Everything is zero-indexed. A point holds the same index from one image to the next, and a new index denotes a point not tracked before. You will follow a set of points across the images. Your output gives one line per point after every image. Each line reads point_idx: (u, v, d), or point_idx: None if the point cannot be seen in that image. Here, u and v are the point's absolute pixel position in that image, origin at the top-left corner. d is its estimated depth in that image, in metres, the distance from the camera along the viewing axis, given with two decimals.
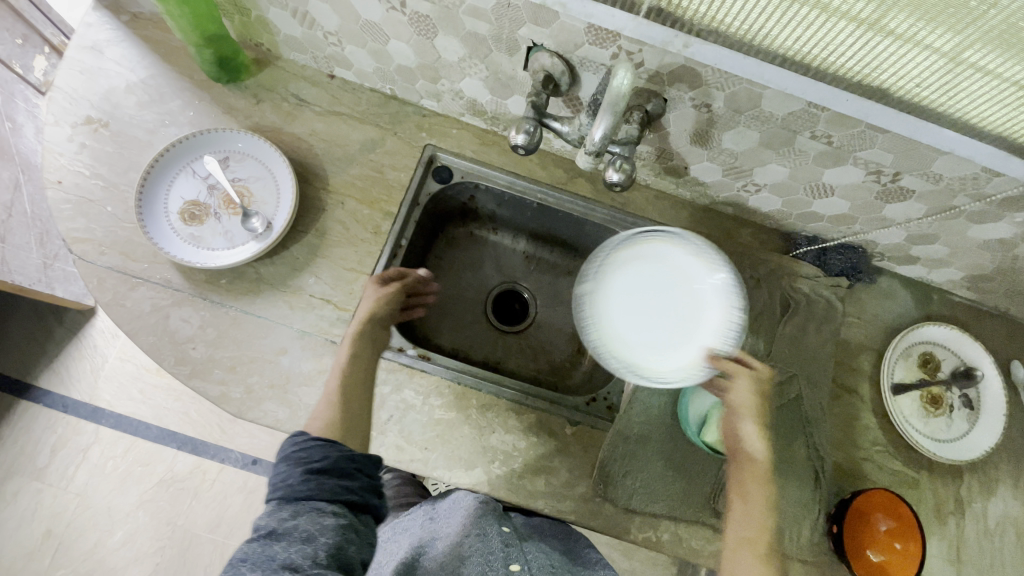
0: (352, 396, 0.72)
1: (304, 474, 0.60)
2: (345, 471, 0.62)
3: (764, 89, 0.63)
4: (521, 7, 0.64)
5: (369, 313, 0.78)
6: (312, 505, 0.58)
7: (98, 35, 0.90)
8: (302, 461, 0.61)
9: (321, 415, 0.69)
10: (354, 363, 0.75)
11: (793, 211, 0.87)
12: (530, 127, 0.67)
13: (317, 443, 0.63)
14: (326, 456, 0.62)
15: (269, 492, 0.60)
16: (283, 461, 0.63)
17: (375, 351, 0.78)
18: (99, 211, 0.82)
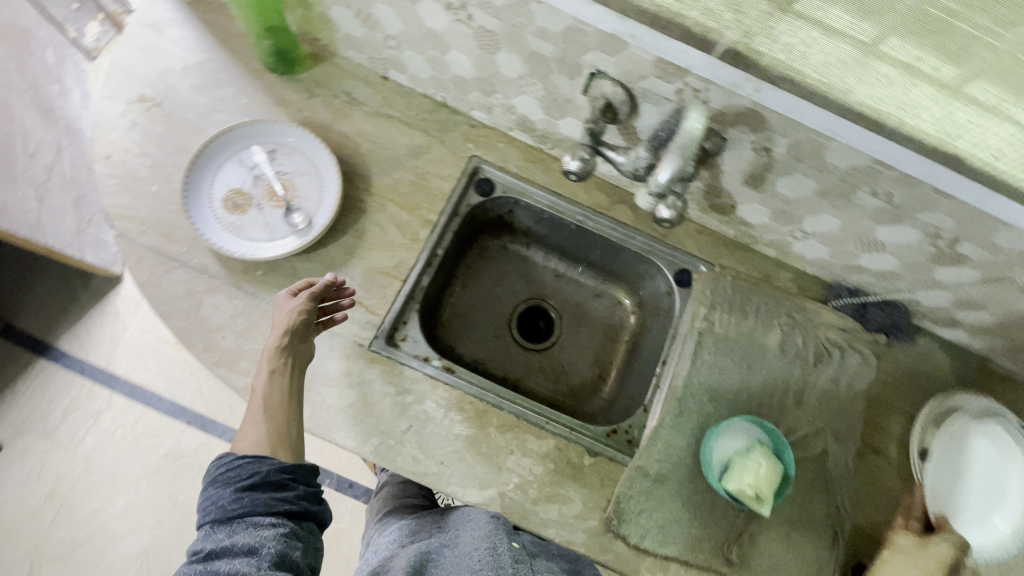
0: (273, 414, 0.70)
1: (234, 492, 0.64)
2: (278, 483, 0.67)
3: (830, 141, 0.62)
4: (590, 34, 0.63)
5: (285, 324, 0.73)
6: (248, 521, 0.64)
7: (161, 14, 0.90)
8: (231, 481, 0.65)
9: (245, 435, 0.69)
10: (273, 378, 0.72)
11: (837, 261, 0.85)
12: (585, 155, 0.68)
13: (245, 461, 0.66)
14: (256, 472, 0.66)
15: (201, 515, 0.64)
16: (212, 484, 0.66)
17: (295, 361, 0.73)
18: (144, 189, 0.82)
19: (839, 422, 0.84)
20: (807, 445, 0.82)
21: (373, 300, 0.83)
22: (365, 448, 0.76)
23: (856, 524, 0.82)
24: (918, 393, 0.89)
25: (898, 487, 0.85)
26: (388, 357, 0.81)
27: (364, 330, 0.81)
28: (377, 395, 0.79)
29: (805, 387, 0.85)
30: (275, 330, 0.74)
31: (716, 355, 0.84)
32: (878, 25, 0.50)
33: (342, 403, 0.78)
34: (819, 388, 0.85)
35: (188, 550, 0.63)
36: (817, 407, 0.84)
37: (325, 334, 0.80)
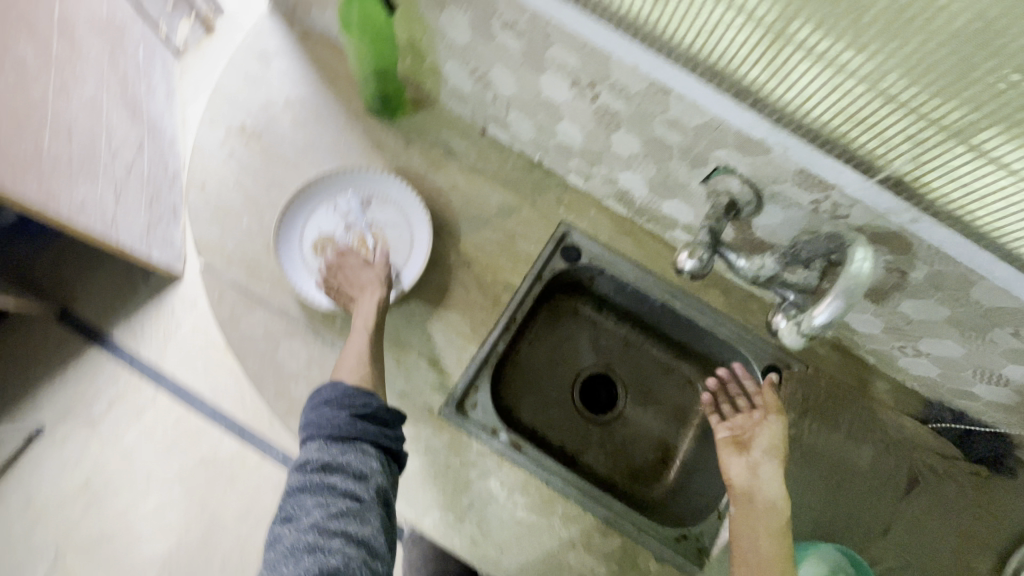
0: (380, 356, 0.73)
1: (349, 416, 0.64)
2: (385, 420, 0.67)
3: (983, 280, 0.56)
4: (729, 133, 0.59)
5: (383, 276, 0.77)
6: (360, 446, 0.63)
7: (268, 44, 0.90)
8: (346, 405, 0.65)
9: (354, 369, 0.69)
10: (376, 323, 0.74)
11: (947, 383, 0.79)
12: (704, 256, 0.62)
13: (360, 390, 0.67)
14: (368, 404, 0.66)
15: (313, 429, 0.64)
16: (326, 403, 0.66)
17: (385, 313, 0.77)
18: (234, 222, 0.82)
19: (927, 558, 0.78)
20: None
21: (447, 362, 0.80)
22: (423, 521, 0.74)
23: None
24: None
25: None
26: (457, 425, 0.78)
27: (435, 394, 0.79)
28: (442, 466, 0.76)
29: (895, 514, 0.79)
30: (369, 283, 0.76)
31: (802, 468, 0.80)
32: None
33: (406, 468, 0.76)
34: (909, 518, 0.79)
35: (300, 456, 0.63)
36: (906, 540, 0.79)
37: (396, 394, 0.78)
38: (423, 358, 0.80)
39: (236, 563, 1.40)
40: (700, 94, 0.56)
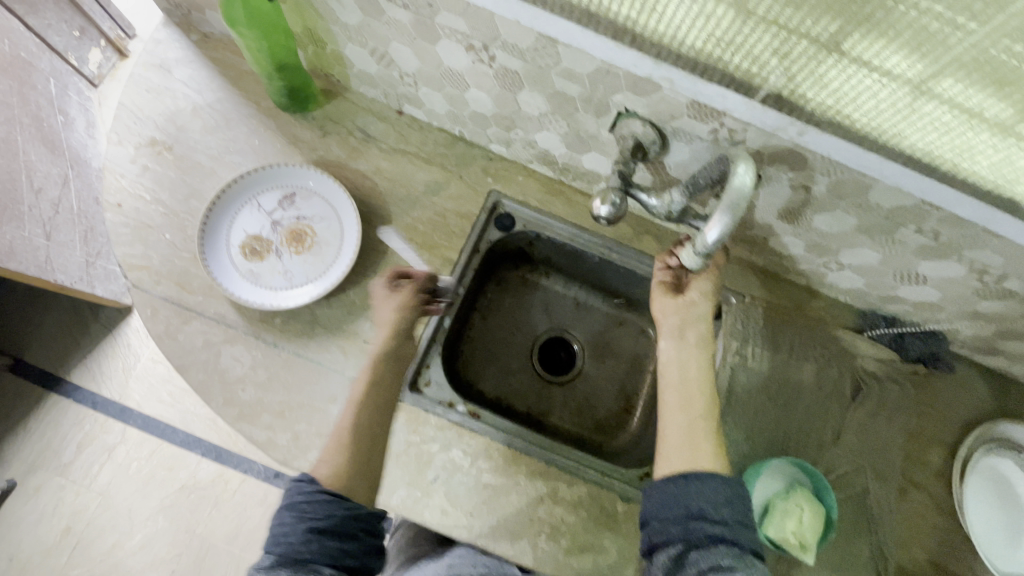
0: (365, 438, 0.69)
1: (307, 532, 0.60)
2: (346, 535, 0.61)
3: (875, 182, 0.59)
4: (620, 76, 0.60)
5: (391, 325, 0.77)
6: (312, 566, 0.58)
7: (168, 53, 0.88)
8: (307, 517, 0.61)
9: (324, 461, 0.67)
10: (371, 395, 0.73)
11: (873, 291, 0.83)
12: (616, 200, 0.64)
13: (324, 497, 0.62)
14: (331, 515, 0.61)
15: (271, 542, 0.60)
16: (287, 510, 0.62)
17: (393, 372, 0.76)
18: (157, 238, 0.80)
19: (878, 457, 0.82)
20: (847, 485, 0.80)
21: None
22: (391, 501, 0.74)
23: (900, 564, 0.80)
24: (960, 426, 0.86)
25: (941, 523, 0.82)
26: (412, 403, 0.79)
27: None
28: (403, 446, 0.76)
29: (843, 422, 0.83)
30: (380, 332, 0.77)
31: (750, 392, 0.83)
32: (930, 63, 0.46)
33: None
34: (856, 423, 0.83)
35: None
36: (858, 444, 0.82)
37: (347, 382, 0.77)
38: (369, 345, 0.79)
39: None
40: (583, 40, 0.57)
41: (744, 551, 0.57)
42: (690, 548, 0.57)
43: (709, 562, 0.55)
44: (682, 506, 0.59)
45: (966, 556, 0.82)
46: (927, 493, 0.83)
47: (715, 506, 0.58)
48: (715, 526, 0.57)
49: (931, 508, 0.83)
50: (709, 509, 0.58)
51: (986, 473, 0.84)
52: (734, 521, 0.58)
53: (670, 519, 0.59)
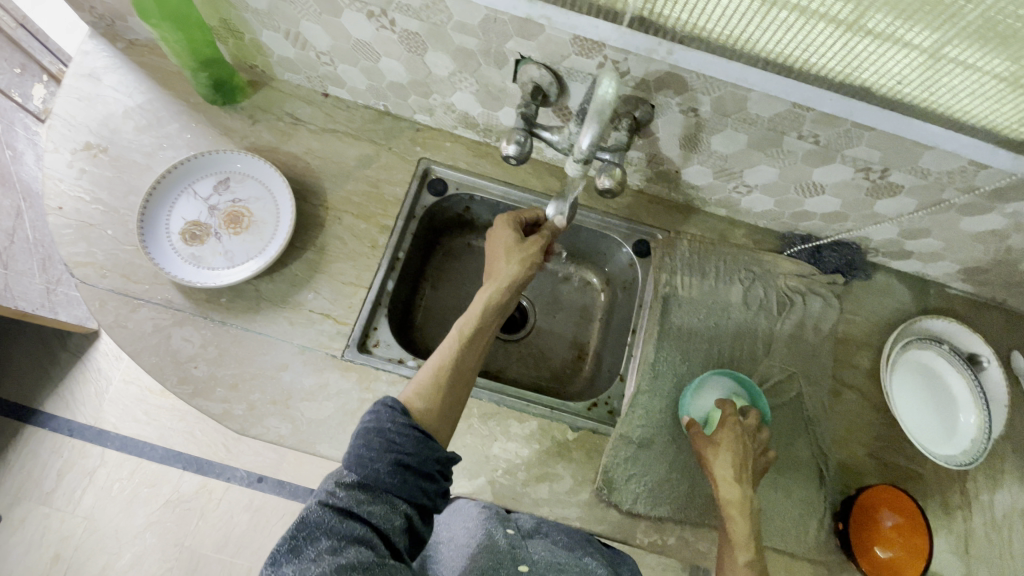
0: (454, 383, 0.69)
1: (393, 464, 0.57)
2: (428, 472, 0.60)
3: (748, 92, 0.64)
4: (507, 22, 0.65)
5: (510, 280, 0.77)
6: (386, 498, 0.56)
7: (95, 62, 0.91)
8: (394, 448, 0.58)
9: (422, 396, 0.66)
10: (466, 347, 0.72)
11: (785, 210, 0.88)
12: (521, 138, 0.68)
13: (413, 433, 0.60)
14: (415, 450, 0.59)
15: (352, 463, 0.57)
16: (380, 432, 0.59)
17: (496, 325, 0.76)
18: (100, 235, 0.83)
19: (810, 364, 0.86)
20: (782, 392, 0.85)
21: (339, 311, 0.84)
22: None
23: (839, 461, 0.84)
24: (885, 327, 0.92)
25: (877, 419, 0.87)
26: (362, 363, 0.81)
27: (335, 341, 0.82)
28: (356, 403, 0.79)
29: (773, 336, 0.88)
30: (493, 282, 0.77)
31: (683, 317, 0.87)
32: None
33: (322, 414, 0.78)
34: (786, 335, 0.87)
35: (317, 493, 0.56)
36: (789, 354, 0.87)
37: (297, 350, 0.81)
38: (315, 313, 0.83)
39: None
40: None
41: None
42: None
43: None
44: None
45: (906, 448, 0.86)
46: (860, 393, 0.89)
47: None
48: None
49: (865, 406, 0.88)
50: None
51: (922, 368, 0.89)
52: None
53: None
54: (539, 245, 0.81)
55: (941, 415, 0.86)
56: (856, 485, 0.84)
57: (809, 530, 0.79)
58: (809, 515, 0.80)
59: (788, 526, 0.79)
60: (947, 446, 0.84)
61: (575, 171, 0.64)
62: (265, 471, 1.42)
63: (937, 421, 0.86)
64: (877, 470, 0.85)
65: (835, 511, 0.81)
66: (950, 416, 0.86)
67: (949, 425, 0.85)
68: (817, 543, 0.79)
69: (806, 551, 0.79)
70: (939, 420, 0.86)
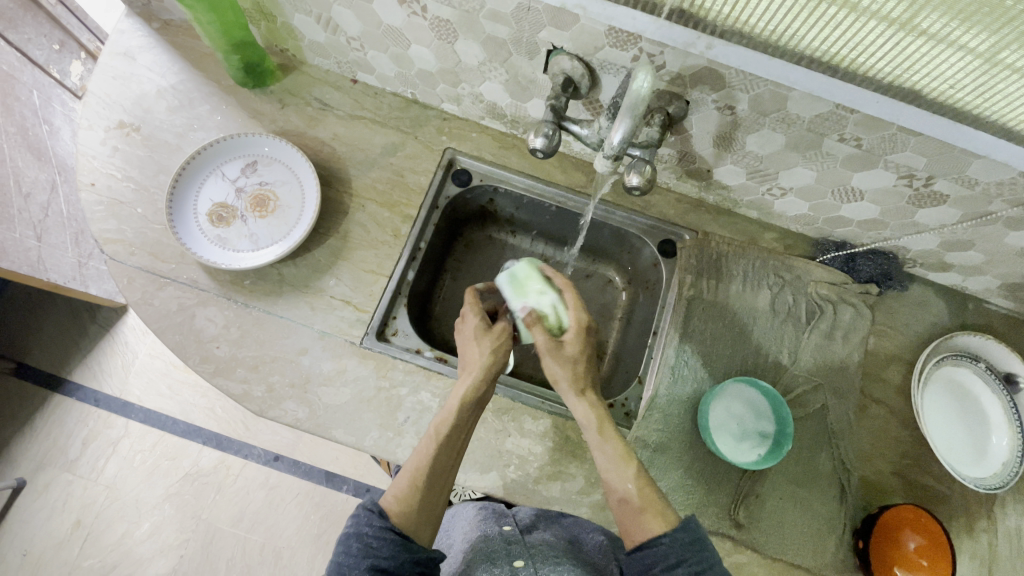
0: (432, 484, 0.66)
1: (370, 571, 0.56)
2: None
3: (789, 91, 0.62)
4: (541, 11, 0.64)
5: (484, 366, 0.74)
6: None
7: (131, 41, 0.92)
8: (370, 554, 0.58)
9: (401, 500, 0.64)
10: (444, 445, 0.69)
11: (820, 215, 0.85)
12: (548, 131, 0.67)
13: (391, 537, 0.59)
14: (392, 556, 0.58)
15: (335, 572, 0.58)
16: (359, 537, 0.60)
17: (475, 417, 0.73)
18: (130, 213, 0.84)
19: (838, 376, 0.84)
20: (806, 403, 0.82)
21: (360, 298, 0.84)
22: (364, 443, 0.77)
23: (862, 476, 0.82)
24: (917, 341, 0.88)
25: (904, 436, 0.84)
26: (381, 352, 0.82)
27: (355, 329, 0.82)
28: (373, 391, 0.79)
29: (799, 345, 0.85)
30: (467, 374, 0.74)
31: (706, 322, 0.85)
32: None
33: (339, 399, 0.79)
34: (813, 344, 0.85)
35: None
36: (815, 364, 0.84)
37: (317, 335, 0.81)
38: (336, 300, 0.83)
39: (241, 566, 1.35)
40: None
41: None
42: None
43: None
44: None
45: (933, 468, 0.83)
46: (888, 408, 0.86)
47: (669, 566, 0.58)
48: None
49: (892, 422, 0.85)
50: (668, 573, 0.58)
51: (954, 386, 0.85)
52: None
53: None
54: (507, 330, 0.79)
55: (970, 435, 0.83)
56: (878, 503, 0.81)
57: (828, 547, 0.77)
58: (829, 531, 0.78)
59: (803, 540, 0.77)
60: (974, 468, 0.81)
61: (604, 167, 0.64)
62: (281, 451, 1.44)
63: (965, 442, 0.83)
64: (901, 488, 0.82)
65: (856, 529, 0.79)
66: (980, 437, 0.82)
67: (979, 447, 0.82)
68: (834, 560, 0.77)
69: (822, 567, 0.76)
70: (968, 441, 0.83)
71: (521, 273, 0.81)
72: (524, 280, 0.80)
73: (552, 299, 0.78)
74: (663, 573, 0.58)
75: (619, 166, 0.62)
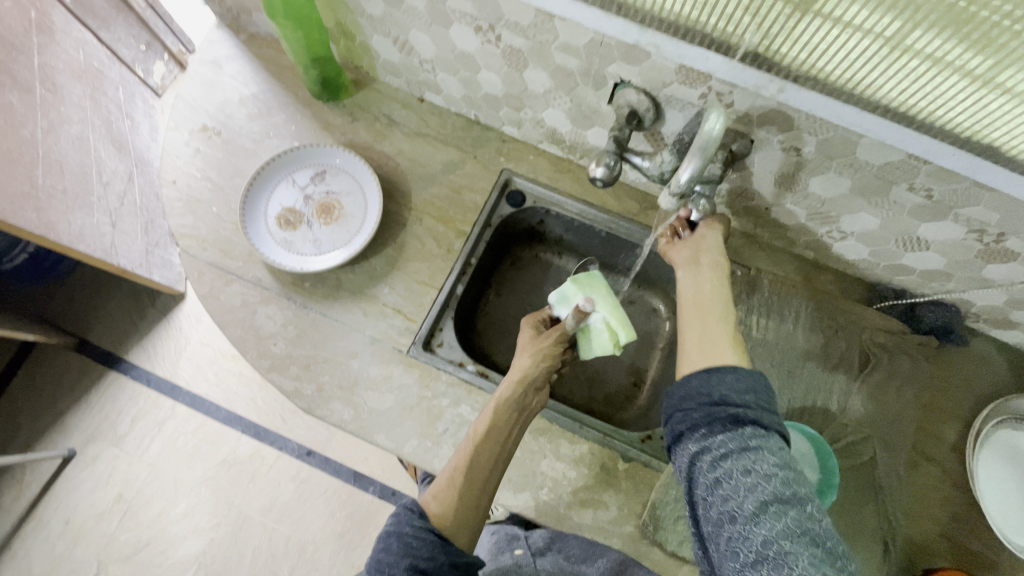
0: (469, 485, 0.67)
1: (409, 569, 0.58)
2: None
3: (861, 138, 0.62)
4: (613, 46, 0.66)
5: (524, 373, 0.75)
6: None
7: (220, 51, 0.99)
8: (410, 553, 0.59)
9: (439, 498, 0.66)
10: (484, 448, 0.70)
11: (880, 261, 0.83)
12: (611, 161, 0.68)
13: (430, 537, 0.61)
14: (431, 556, 0.60)
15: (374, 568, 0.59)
16: (398, 536, 0.61)
17: (517, 424, 0.74)
18: (206, 211, 0.90)
19: (888, 429, 0.81)
20: (852, 454, 0.80)
21: (410, 308, 0.86)
22: (404, 450, 0.79)
23: (908, 536, 0.79)
24: (977, 400, 0.85)
25: (957, 499, 0.80)
26: (426, 362, 0.83)
27: (403, 337, 0.85)
28: (416, 399, 0.82)
29: (849, 392, 0.83)
30: (508, 380, 0.75)
31: (753, 361, 0.84)
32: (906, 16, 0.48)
33: (383, 404, 0.81)
34: (865, 393, 0.82)
35: None
36: (863, 414, 0.82)
37: (367, 340, 0.84)
38: (388, 308, 0.86)
39: (266, 555, 1.39)
40: (574, 12, 0.63)
41: (766, 432, 0.59)
42: (714, 432, 0.60)
43: (736, 444, 0.58)
44: (711, 396, 0.63)
45: (986, 535, 0.79)
46: (941, 467, 0.82)
47: (736, 394, 0.62)
48: (737, 411, 0.60)
49: (945, 482, 0.81)
50: (732, 398, 0.61)
51: (1013, 449, 0.80)
52: (756, 406, 0.61)
53: (694, 407, 0.63)
54: (558, 341, 0.81)
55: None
56: (924, 566, 0.78)
57: None
58: None
59: None
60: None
61: (672, 202, 0.66)
62: (314, 447, 1.48)
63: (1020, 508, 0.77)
64: (950, 554, 0.78)
65: None
66: None
67: None
68: None
69: None
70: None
71: (568, 288, 0.84)
72: (570, 295, 0.84)
73: (603, 314, 0.82)
74: (728, 395, 0.62)
75: (684, 202, 0.63)
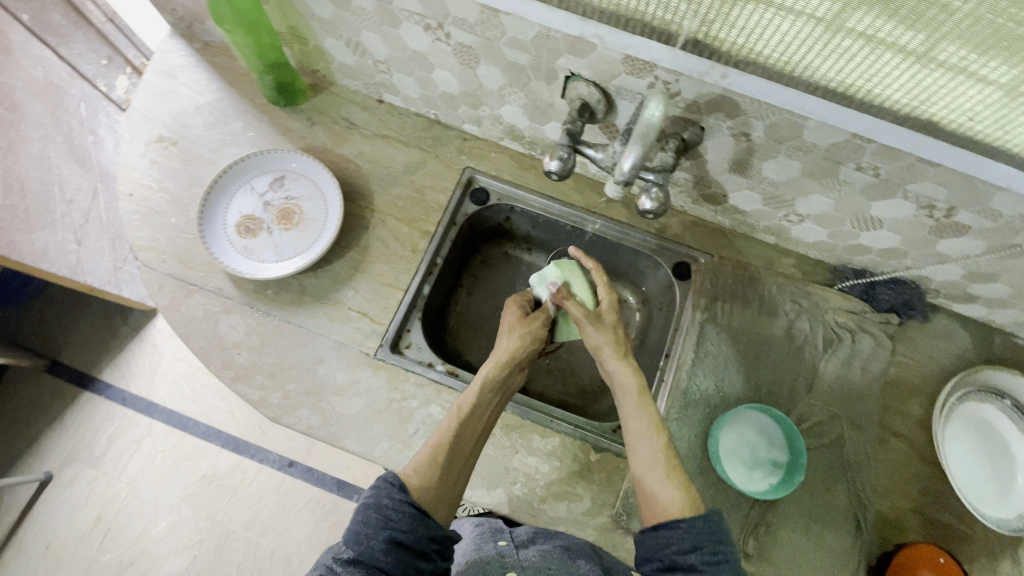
0: (452, 461, 0.68)
1: (388, 541, 0.57)
2: (423, 551, 0.59)
3: (805, 120, 0.63)
4: (559, 39, 0.66)
5: (511, 354, 0.78)
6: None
7: (174, 60, 0.97)
8: (388, 527, 0.58)
9: (421, 472, 0.66)
10: (467, 426, 0.72)
11: (838, 243, 0.84)
12: (564, 154, 0.68)
13: (410, 510, 0.60)
14: (410, 528, 0.59)
15: (353, 538, 0.58)
16: (376, 509, 0.60)
17: (497, 403, 0.76)
18: (164, 222, 0.89)
19: (856, 407, 0.82)
20: (820, 433, 0.81)
21: (376, 310, 0.86)
22: (374, 453, 0.78)
23: (879, 512, 0.80)
24: (941, 374, 0.86)
25: (924, 472, 0.82)
26: (394, 364, 0.83)
27: (369, 340, 0.84)
28: (385, 402, 0.81)
29: (815, 373, 0.83)
30: (493, 360, 0.77)
31: (720, 346, 0.84)
32: None
33: (351, 409, 0.80)
34: (831, 372, 0.83)
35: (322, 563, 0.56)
36: (831, 394, 0.82)
37: (333, 345, 0.84)
38: (353, 311, 0.85)
39: (251, 570, 1.37)
40: (516, 6, 0.64)
41: None
42: None
43: None
44: (659, 557, 0.59)
45: (954, 506, 0.80)
46: (908, 442, 0.83)
47: (682, 550, 0.58)
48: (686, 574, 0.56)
49: (913, 457, 0.82)
50: (681, 556, 0.58)
51: (975, 422, 0.82)
52: (705, 564, 0.56)
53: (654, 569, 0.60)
54: (545, 322, 0.83)
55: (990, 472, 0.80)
56: (895, 540, 0.79)
57: None
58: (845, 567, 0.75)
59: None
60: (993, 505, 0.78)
61: (615, 193, 0.65)
62: (296, 457, 1.47)
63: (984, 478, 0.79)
64: (920, 526, 0.79)
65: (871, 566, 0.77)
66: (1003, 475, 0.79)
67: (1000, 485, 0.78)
68: None
69: None
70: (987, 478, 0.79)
71: (550, 272, 0.86)
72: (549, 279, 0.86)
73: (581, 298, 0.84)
74: (676, 555, 0.58)
75: (629, 191, 0.63)
